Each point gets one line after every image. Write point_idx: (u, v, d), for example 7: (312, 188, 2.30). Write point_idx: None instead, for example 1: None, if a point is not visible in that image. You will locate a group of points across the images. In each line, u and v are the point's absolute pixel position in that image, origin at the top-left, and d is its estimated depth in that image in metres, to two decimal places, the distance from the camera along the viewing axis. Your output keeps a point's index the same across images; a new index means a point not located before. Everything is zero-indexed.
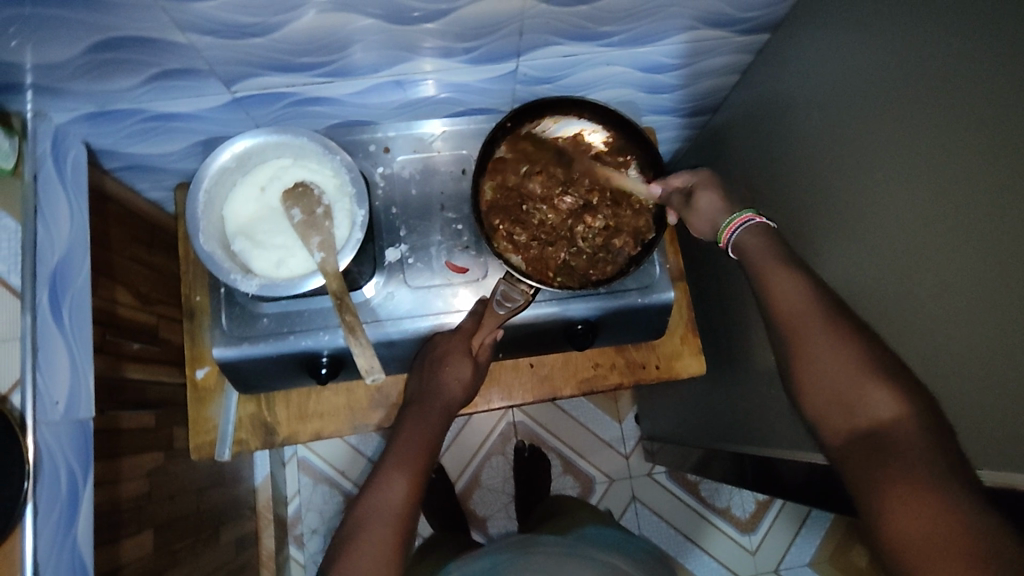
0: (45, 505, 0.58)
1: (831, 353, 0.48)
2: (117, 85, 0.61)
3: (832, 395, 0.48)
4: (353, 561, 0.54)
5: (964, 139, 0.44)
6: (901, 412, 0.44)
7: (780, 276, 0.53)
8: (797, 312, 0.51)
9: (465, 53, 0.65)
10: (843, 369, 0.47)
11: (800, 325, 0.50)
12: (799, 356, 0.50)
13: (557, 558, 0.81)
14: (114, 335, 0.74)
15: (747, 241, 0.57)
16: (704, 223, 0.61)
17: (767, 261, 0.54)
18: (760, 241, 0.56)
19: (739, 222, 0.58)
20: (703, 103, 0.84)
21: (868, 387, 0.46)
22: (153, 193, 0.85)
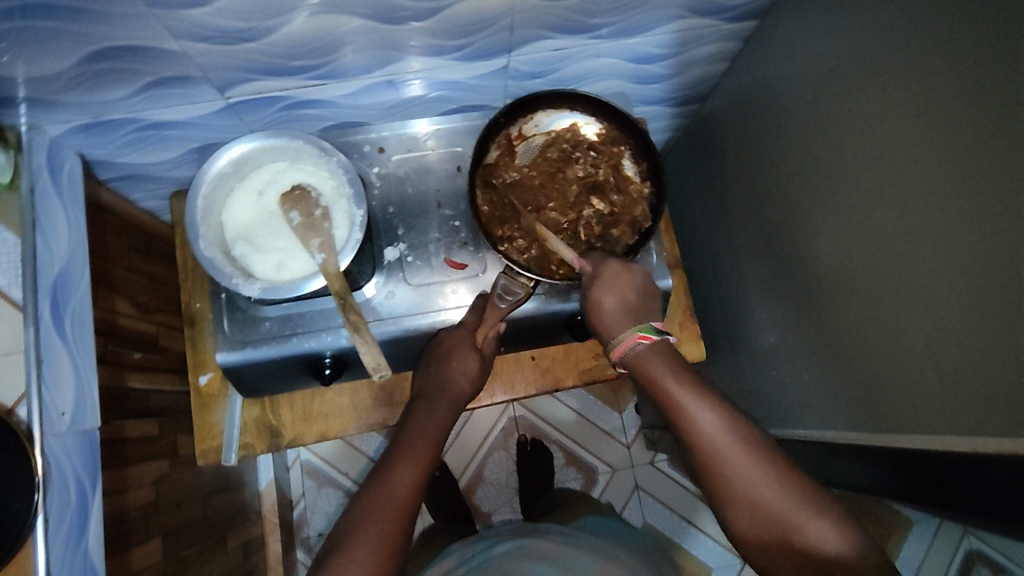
0: (56, 515, 0.58)
1: (761, 488, 0.53)
2: (110, 95, 0.61)
3: (774, 533, 0.51)
4: (354, 549, 0.54)
5: (953, 116, 0.45)
6: (844, 542, 0.49)
7: (691, 408, 0.57)
8: (724, 449, 0.55)
9: (456, 51, 0.65)
10: (784, 505, 0.51)
11: (728, 468, 0.54)
12: (739, 495, 0.53)
13: (555, 545, 0.82)
14: (115, 345, 0.74)
15: (644, 361, 0.60)
16: (606, 326, 0.62)
17: (669, 382, 0.58)
18: (657, 361, 0.59)
19: (632, 341, 0.60)
20: (692, 92, 0.85)
21: (814, 523, 0.50)
22: (148, 202, 0.85)
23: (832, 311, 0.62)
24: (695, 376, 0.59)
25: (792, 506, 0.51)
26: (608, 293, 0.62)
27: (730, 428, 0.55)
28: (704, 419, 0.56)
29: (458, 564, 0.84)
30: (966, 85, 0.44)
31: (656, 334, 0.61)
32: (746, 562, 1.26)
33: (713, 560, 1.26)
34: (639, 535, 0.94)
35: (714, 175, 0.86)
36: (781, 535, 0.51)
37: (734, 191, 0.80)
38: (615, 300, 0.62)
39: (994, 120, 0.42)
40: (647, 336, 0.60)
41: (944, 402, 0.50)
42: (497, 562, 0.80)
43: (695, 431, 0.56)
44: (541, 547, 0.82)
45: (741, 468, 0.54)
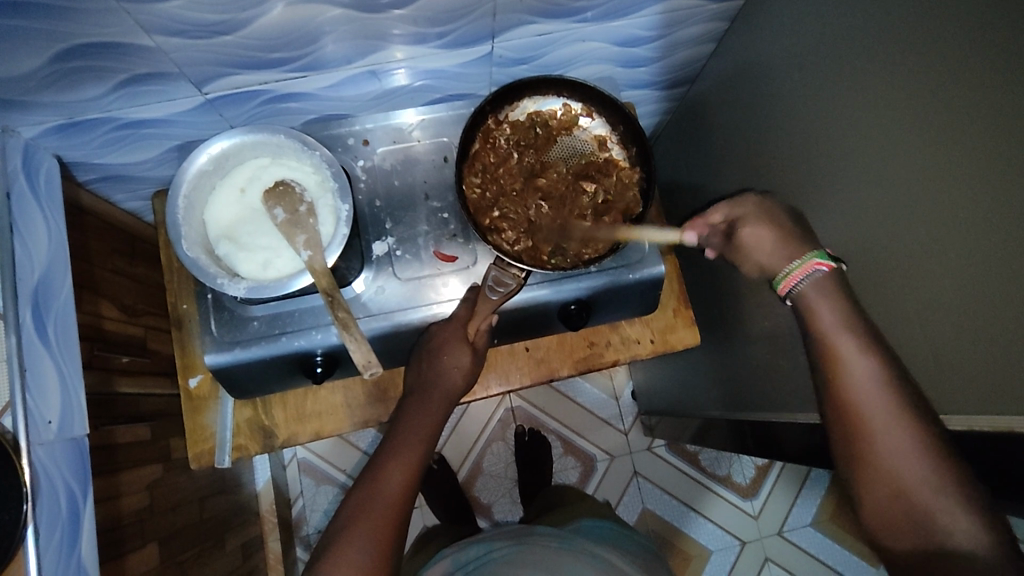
0: (48, 525, 0.57)
1: (902, 452, 0.49)
2: (84, 94, 0.59)
3: (903, 506, 0.49)
4: (346, 550, 0.54)
5: (946, 91, 0.44)
6: (977, 535, 0.46)
7: (849, 358, 0.53)
8: (873, 410, 0.51)
9: (439, 38, 0.64)
10: (922, 483, 0.48)
11: (864, 424, 0.52)
12: (875, 459, 0.51)
13: (551, 550, 0.81)
14: (103, 350, 0.73)
15: (813, 297, 0.56)
16: (772, 263, 0.60)
17: (839, 338, 0.54)
18: (827, 298, 0.56)
19: (806, 271, 0.57)
20: (680, 74, 0.84)
21: (941, 506, 0.47)
22: (130, 203, 0.83)
23: None
24: (866, 319, 0.54)
25: (932, 480, 0.48)
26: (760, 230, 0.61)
27: (889, 389, 0.51)
28: (861, 375, 0.52)
29: (452, 570, 0.83)
30: (960, 58, 0.43)
31: (833, 261, 0.56)
32: (746, 543, 1.26)
33: (714, 543, 1.26)
34: (635, 539, 0.92)
35: (704, 158, 0.85)
36: (909, 509, 0.49)
37: (725, 173, 0.79)
38: (772, 232, 0.60)
39: (991, 92, 0.41)
40: (824, 265, 0.56)
41: (940, 381, 0.49)
42: (493, 567, 0.80)
43: (845, 383, 0.53)
44: (538, 554, 0.81)
45: (891, 430, 0.50)
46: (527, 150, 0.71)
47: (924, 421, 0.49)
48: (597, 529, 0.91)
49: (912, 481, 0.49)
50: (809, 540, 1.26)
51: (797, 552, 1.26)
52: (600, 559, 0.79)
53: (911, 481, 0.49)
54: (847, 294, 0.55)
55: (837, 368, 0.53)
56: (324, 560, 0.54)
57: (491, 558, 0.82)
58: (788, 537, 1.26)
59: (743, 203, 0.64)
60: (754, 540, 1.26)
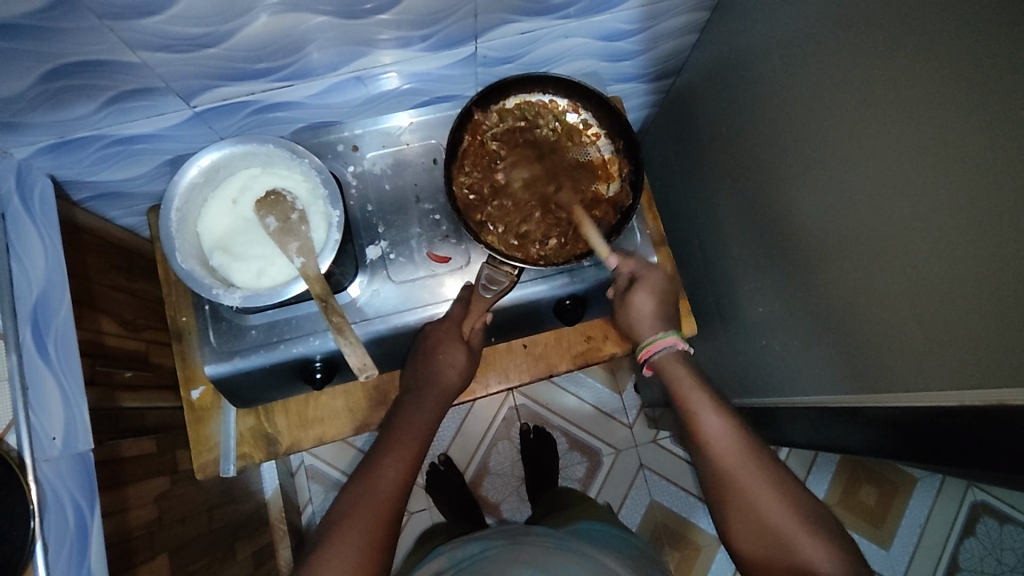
0: (56, 540, 0.57)
1: (757, 490, 0.59)
2: (74, 113, 0.60)
3: (768, 536, 0.58)
4: (335, 549, 0.55)
5: (925, 69, 0.45)
6: (828, 555, 0.54)
7: (705, 418, 0.64)
8: (726, 457, 0.62)
9: (422, 41, 0.64)
10: (785, 520, 0.57)
11: (726, 458, 0.62)
12: (740, 499, 0.60)
13: (543, 550, 0.82)
14: (105, 365, 0.74)
15: (668, 364, 0.68)
16: (638, 324, 0.69)
17: (692, 393, 0.66)
18: (680, 368, 0.68)
19: (666, 344, 0.68)
20: (666, 66, 0.84)
21: (800, 531, 0.56)
22: (126, 219, 0.84)
23: (818, 274, 0.62)
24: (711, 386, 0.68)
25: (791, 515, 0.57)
26: (642, 297, 0.69)
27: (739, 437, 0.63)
28: (713, 429, 0.64)
29: (449, 565, 0.84)
30: (936, 37, 0.44)
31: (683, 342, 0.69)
32: None
33: None
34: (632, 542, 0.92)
35: (692, 149, 0.85)
36: (771, 537, 0.57)
37: (713, 163, 0.80)
38: (651, 302, 0.69)
39: (967, 68, 0.42)
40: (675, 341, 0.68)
41: (933, 357, 0.49)
42: (487, 565, 0.81)
43: (701, 435, 0.64)
44: (533, 552, 0.82)
45: (742, 466, 0.61)
46: (516, 137, 0.71)
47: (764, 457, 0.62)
48: (596, 534, 0.91)
49: (767, 510, 0.58)
50: None
51: None
52: (610, 559, 0.79)
53: (766, 510, 0.58)
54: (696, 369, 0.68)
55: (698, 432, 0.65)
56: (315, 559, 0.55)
57: (485, 557, 0.83)
58: None
59: (648, 270, 0.70)
60: None
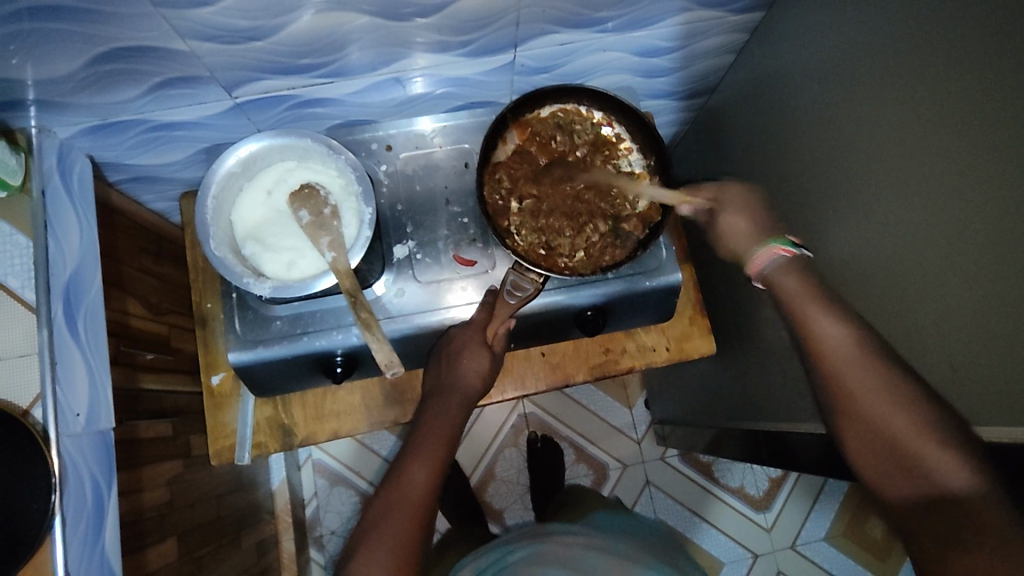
0: (74, 515, 0.58)
1: (884, 413, 0.51)
2: (119, 97, 0.61)
3: (898, 449, 0.50)
4: (371, 554, 0.55)
5: (960, 103, 0.45)
6: (967, 476, 0.46)
7: (819, 319, 0.55)
8: (842, 355, 0.53)
9: (462, 46, 0.65)
10: (912, 438, 0.49)
11: (838, 374, 0.53)
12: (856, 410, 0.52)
13: (566, 547, 0.81)
14: (128, 346, 0.75)
15: (778, 276, 0.58)
16: (740, 245, 0.61)
17: (803, 297, 0.56)
18: (796, 276, 0.57)
19: (769, 255, 0.59)
20: (699, 84, 0.84)
21: (936, 451, 0.48)
22: (158, 204, 0.85)
23: (842, 301, 0.62)
24: (823, 290, 0.56)
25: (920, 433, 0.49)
26: (736, 216, 0.62)
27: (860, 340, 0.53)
28: (825, 330, 0.54)
29: None
30: (978, 73, 0.44)
31: (794, 248, 0.59)
32: (758, 556, 1.25)
33: (725, 555, 1.26)
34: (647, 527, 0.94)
35: (721, 168, 0.85)
36: (903, 474, 0.50)
37: (742, 183, 0.80)
38: (748, 221, 0.62)
39: (1007, 105, 0.42)
40: (786, 250, 0.58)
41: (955, 392, 0.49)
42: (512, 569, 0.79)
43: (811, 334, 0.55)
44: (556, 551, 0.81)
45: (871, 400, 0.52)
46: (550, 146, 0.72)
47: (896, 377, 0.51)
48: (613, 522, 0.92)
49: (896, 427, 0.50)
50: (824, 556, 1.25)
51: (811, 567, 1.25)
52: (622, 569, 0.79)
53: (895, 426, 0.50)
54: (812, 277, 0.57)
55: (806, 322, 0.55)
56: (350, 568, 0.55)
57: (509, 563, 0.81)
58: (802, 551, 1.25)
59: (721, 189, 0.64)
60: (767, 553, 1.25)
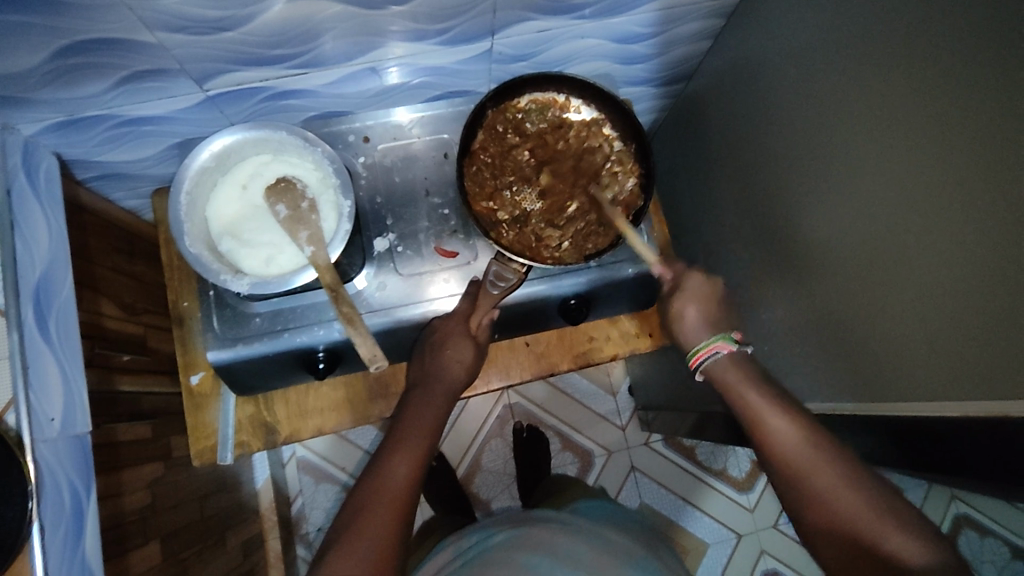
0: (52, 522, 0.56)
1: (830, 490, 0.51)
2: (85, 91, 0.59)
3: (850, 542, 0.49)
4: (350, 547, 0.54)
5: (933, 84, 0.46)
6: (921, 547, 0.46)
7: (770, 420, 0.56)
8: (795, 457, 0.54)
9: (438, 35, 0.64)
10: (860, 513, 0.49)
11: (794, 462, 0.53)
12: (808, 501, 0.52)
13: (551, 534, 0.80)
14: (103, 347, 0.73)
15: (719, 371, 0.62)
16: (687, 338, 0.65)
17: (746, 387, 0.59)
18: (738, 370, 0.61)
19: (712, 350, 0.62)
20: (677, 71, 0.84)
21: (883, 527, 0.48)
22: (129, 201, 0.83)
23: (821, 282, 0.63)
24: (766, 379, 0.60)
25: (868, 508, 0.49)
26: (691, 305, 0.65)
27: (807, 432, 0.54)
28: (776, 422, 0.56)
29: (454, 557, 0.84)
30: (951, 55, 0.44)
31: (735, 344, 0.63)
32: (742, 536, 1.27)
33: (710, 536, 1.27)
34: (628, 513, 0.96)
35: (699, 154, 0.86)
36: (852, 542, 0.49)
37: (721, 168, 0.80)
38: (698, 310, 0.64)
39: (979, 87, 0.42)
40: (726, 346, 0.62)
41: (933, 369, 0.50)
42: (490, 554, 0.78)
43: (761, 425, 0.57)
44: (536, 536, 0.80)
45: (820, 474, 0.52)
46: (530, 136, 0.72)
47: (840, 461, 0.52)
48: (597, 513, 0.92)
49: (840, 508, 0.50)
50: None
51: (793, 545, 1.27)
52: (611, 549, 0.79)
53: (840, 507, 0.50)
54: (751, 364, 0.62)
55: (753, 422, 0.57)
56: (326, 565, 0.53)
57: (489, 547, 0.81)
58: (784, 530, 1.28)
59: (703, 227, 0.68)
60: (750, 532, 1.28)
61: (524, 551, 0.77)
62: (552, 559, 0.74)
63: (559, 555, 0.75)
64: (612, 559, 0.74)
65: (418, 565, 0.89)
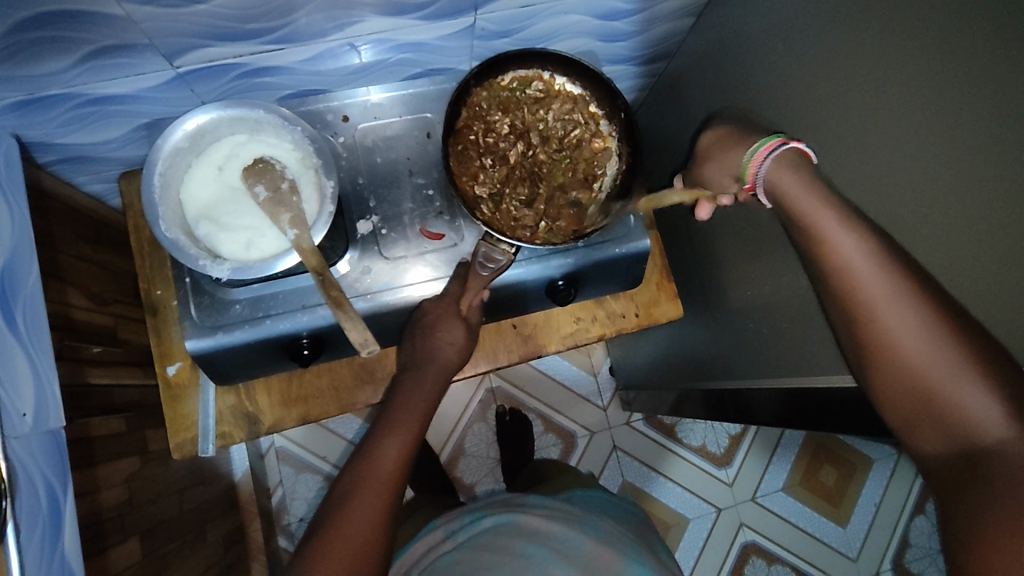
0: (29, 521, 0.54)
1: (909, 333, 0.44)
2: (46, 68, 0.56)
3: (913, 384, 0.44)
4: (338, 531, 0.53)
5: None
6: (988, 400, 0.41)
7: (847, 253, 0.47)
8: (872, 286, 0.46)
9: (418, 10, 0.62)
10: (940, 368, 0.43)
11: (861, 293, 0.46)
12: (873, 331, 0.46)
13: (540, 519, 0.80)
14: (72, 339, 0.69)
15: (776, 178, 0.52)
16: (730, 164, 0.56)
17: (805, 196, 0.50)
18: (798, 175, 0.51)
19: (763, 156, 0.53)
20: (658, 49, 0.84)
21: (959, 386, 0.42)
22: (93, 186, 0.79)
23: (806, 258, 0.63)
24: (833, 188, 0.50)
25: (948, 362, 0.42)
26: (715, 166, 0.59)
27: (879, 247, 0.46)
28: (848, 247, 0.47)
29: (445, 537, 0.84)
30: None
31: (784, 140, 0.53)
32: (721, 510, 1.30)
33: (690, 511, 1.30)
34: (621, 504, 0.96)
35: (681, 132, 0.86)
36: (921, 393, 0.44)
37: None
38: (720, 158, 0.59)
39: None
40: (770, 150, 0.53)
41: None
42: (486, 539, 0.80)
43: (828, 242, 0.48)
44: (530, 523, 0.80)
45: (897, 315, 0.45)
46: (512, 112, 0.71)
47: (919, 292, 0.44)
48: (587, 496, 0.93)
49: (912, 355, 0.44)
50: (782, 506, 1.31)
51: (771, 517, 1.30)
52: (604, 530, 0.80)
53: (911, 354, 0.44)
54: (820, 176, 0.51)
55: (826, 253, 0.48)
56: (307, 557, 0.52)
57: (483, 530, 0.82)
58: (761, 502, 1.31)
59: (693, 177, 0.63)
60: (729, 506, 1.30)
61: (522, 538, 0.77)
62: (547, 548, 0.75)
63: (555, 546, 0.75)
64: (605, 548, 0.75)
65: (405, 544, 0.89)
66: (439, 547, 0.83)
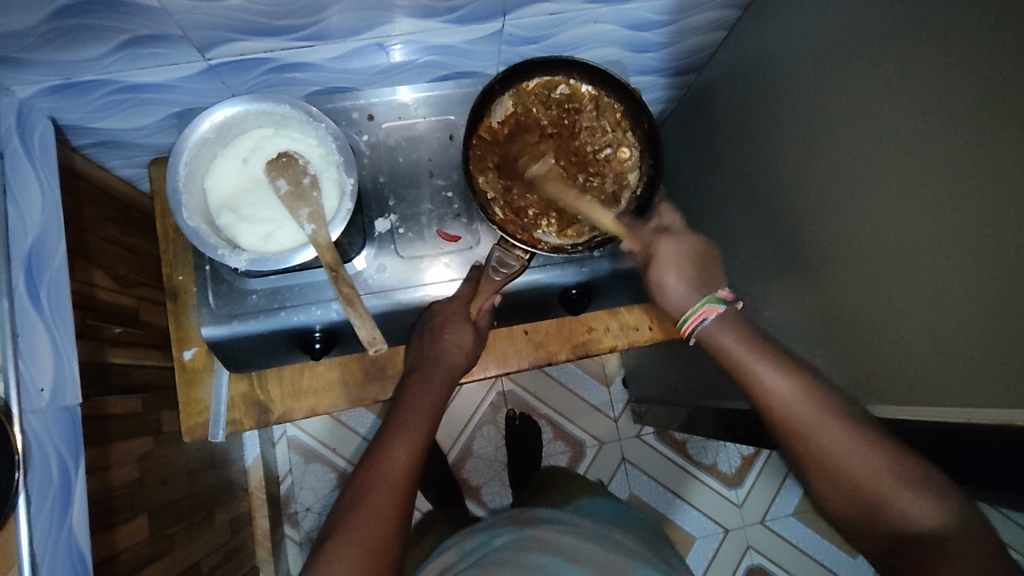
0: (39, 493, 0.55)
1: (839, 445, 0.51)
2: (83, 54, 0.57)
3: (858, 495, 0.48)
4: (352, 530, 0.52)
5: (959, 83, 0.44)
6: (931, 506, 0.44)
7: (760, 372, 0.58)
8: (791, 409, 0.55)
9: (448, 13, 0.62)
10: (872, 478, 0.48)
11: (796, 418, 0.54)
12: (815, 455, 0.52)
13: (556, 534, 0.80)
14: (95, 319, 0.71)
15: (715, 335, 0.62)
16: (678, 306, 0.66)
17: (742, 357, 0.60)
18: (726, 335, 0.62)
19: (700, 316, 0.64)
20: (688, 62, 0.83)
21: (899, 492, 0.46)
22: (125, 170, 0.81)
23: (824, 280, 0.62)
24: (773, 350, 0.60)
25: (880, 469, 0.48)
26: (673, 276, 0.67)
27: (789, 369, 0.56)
28: (772, 379, 0.57)
29: (458, 558, 0.83)
30: (970, 58, 0.43)
31: (720, 304, 0.64)
32: (729, 532, 1.28)
33: (697, 530, 1.28)
34: (634, 516, 0.95)
35: (706, 147, 0.85)
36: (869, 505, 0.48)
37: (727, 161, 0.79)
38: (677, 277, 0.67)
39: (995, 91, 0.41)
40: (714, 310, 0.64)
41: (937, 373, 0.49)
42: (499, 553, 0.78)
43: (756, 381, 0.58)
44: (546, 537, 0.79)
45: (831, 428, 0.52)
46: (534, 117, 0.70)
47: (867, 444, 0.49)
48: (598, 509, 0.92)
49: (853, 471, 0.49)
50: (791, 531, 1.28)
51: (779, 541, 1.28)
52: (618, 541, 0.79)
53: (852, 471, 0.49)
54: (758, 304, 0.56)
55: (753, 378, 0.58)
56: (326, 551, 0.51)
57: (495, 546, 0.81)
58: (770, 526, 1.28)
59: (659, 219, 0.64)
60: (737, 528, 1.28)
61: (538, 549, 0.76)
62: (566, 560, 0.74)
63: (575, 557, 0.74)
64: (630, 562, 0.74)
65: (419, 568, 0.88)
66: (453, 564, 0.82)
